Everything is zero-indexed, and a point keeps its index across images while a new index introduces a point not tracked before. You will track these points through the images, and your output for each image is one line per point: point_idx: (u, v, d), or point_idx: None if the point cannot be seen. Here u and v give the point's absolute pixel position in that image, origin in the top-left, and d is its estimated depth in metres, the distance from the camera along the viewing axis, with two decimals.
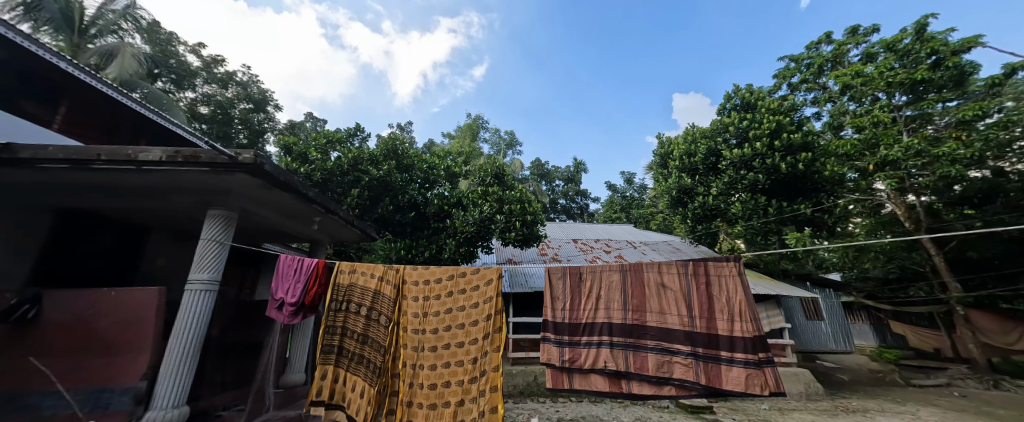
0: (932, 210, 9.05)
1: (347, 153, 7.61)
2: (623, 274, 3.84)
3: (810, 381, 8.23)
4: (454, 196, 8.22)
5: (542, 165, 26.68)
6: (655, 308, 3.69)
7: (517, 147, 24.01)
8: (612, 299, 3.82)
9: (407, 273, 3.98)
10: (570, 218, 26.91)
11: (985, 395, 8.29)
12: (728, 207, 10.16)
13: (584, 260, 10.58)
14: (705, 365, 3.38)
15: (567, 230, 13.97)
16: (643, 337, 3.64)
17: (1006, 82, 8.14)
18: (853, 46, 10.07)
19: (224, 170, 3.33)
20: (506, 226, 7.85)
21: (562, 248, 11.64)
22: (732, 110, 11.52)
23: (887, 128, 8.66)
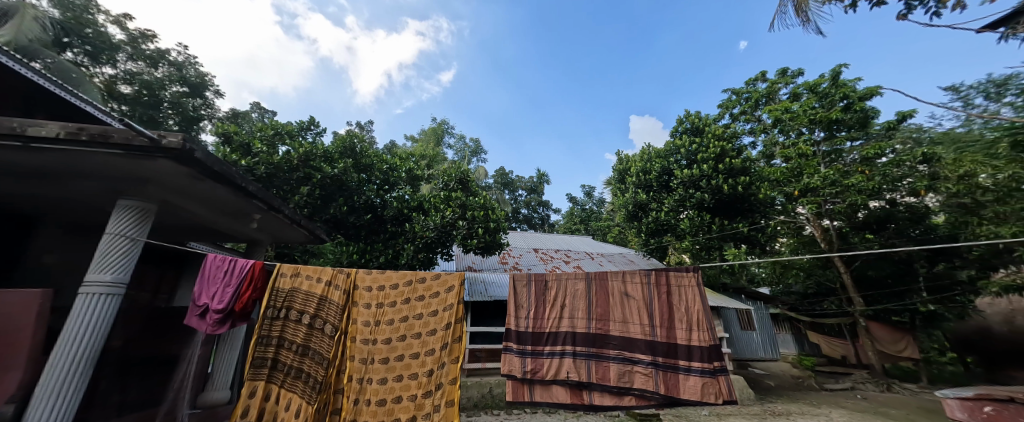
0: (841, 233, 10.37)
1: (298, 149, 7.25)
2: (588, 283, 4.00)
3: (742, 388, 8.93)
4: (415, 200, 8.09)
5: (506, 175, 26.98)
6: (619, 318, 3.86)
7: (482, 155, 24.10)
8: (576, 308, 3.99)
9: (359, 279, 3.89)
10: (531, 228, 27.29)
11: (882, 397, 9.48)
12: (677, 223, 10.98)
13: (543, 270, 10.80)
14: (664, 374, 3.59)
15: (528, 239, 14.17)
16: (606, 346, 3.81)
17: (898, 127, 9.57)
18: (783, 86, 11.32)
19: (143, 154, 3.06)
20: (468, 233, 7.87)
21: (523, 257, 11.79)
22: (683, 134, 12.42)
23: (809, 159, 9.85)
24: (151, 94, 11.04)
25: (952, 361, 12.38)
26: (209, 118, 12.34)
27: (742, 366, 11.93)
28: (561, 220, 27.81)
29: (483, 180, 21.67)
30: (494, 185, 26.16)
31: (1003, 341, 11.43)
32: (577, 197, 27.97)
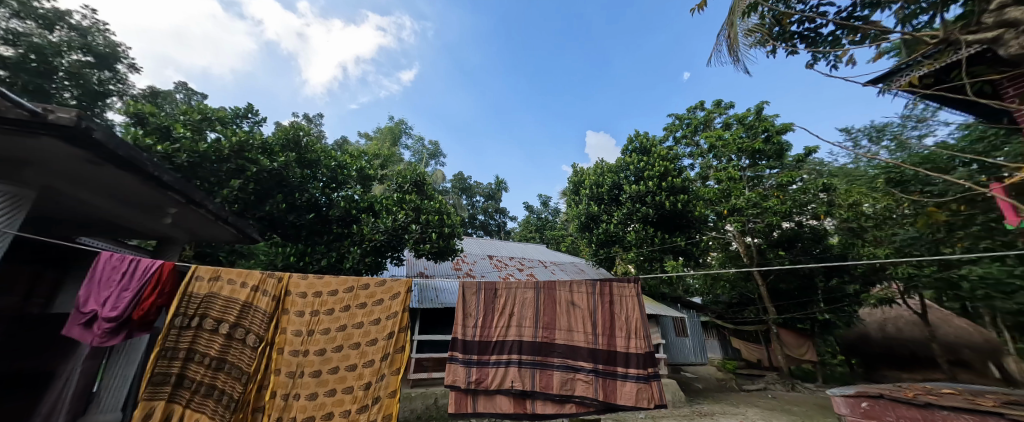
0: (760, 249, 11.62)
1: (229, 136, 6.68)
2: (537, 292, 4.17)
3: (675, 391, 9.58)
4: (364, 201, 7.80)
5: (464, 179, 26.86)
6: (564, 326, 4.05)
7: (440, 158, 23.83)
8: (523, 316, 4.11)
9: (292, 284, 3.72)
10: (488, 234, 27.32)
11: (788, 396, 10.69)
12: (625, 235, 11.70)
13: (497, 277, 10.88)
14: (604, 380, 3.77)
15: (483, 246, 14.18)
16: (550, 354, 3.96)
17: (804, 159, 11.00)
18: (718, 116, 12.53)
19: (21, 128, 2.73)
20: (421, 237, 7.72)
21: (477, 264, 11.79)
22: (632, 152, 13.26)
23: (736, 182, 10.99)
24: (42, 61, 7.85)
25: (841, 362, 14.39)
26: (122, 95, 9.35)
27: (676, 370, 12.83)
28: (518, 228, 28.17)
29: (440, 185, 21.40)
30: (452, 189, 25.91)
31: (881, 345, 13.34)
32: (534, 206, 28.54)
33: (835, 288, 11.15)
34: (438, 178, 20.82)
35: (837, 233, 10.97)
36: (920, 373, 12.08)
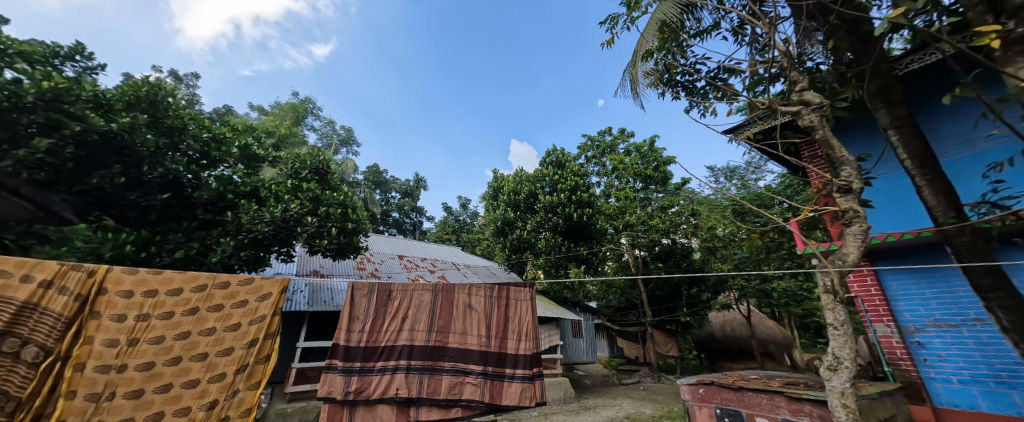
0: (644, 261, 13.01)
1: (36, 77, 5.01)
2: (434, 295, 4.20)
3: (567, 388, 10.38)
4: (248, 185, 6.81)
5: (379, 173, 25.37)
6: (459, 330, 4.16)
7: (353, 147, 22.16)
8: (417, 320, 4.08)
9: (135, 285, 3.32)
10: (401, 232, 26.14)
11: (655, 386, 12.46)
12: (536, 242, 12.42)
13: (404, 278, 10.50)
14: (492, 382, 4.02)
15: (393, 245, 13.53)
16: (442, 358, 4.01)
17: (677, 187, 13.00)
18: (621, 142, 14.10)
19: None
20: (317, 232, 7.07)
21: (384, 264, 11.24)
22: (548, 165, 14.11)
23: (630, 201, 12.49)
24: None
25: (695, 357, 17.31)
26: None
27: (569, 368, 13.94)
28: (433, 229, 27.56)
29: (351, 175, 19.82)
30: (365, 183, 24.20)
31: (718, 341, 15.84)
32: (452, 207, 28.28)
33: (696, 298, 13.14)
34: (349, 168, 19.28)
35: (701, 250, 13.17)
36: (741, 363, 15.00)
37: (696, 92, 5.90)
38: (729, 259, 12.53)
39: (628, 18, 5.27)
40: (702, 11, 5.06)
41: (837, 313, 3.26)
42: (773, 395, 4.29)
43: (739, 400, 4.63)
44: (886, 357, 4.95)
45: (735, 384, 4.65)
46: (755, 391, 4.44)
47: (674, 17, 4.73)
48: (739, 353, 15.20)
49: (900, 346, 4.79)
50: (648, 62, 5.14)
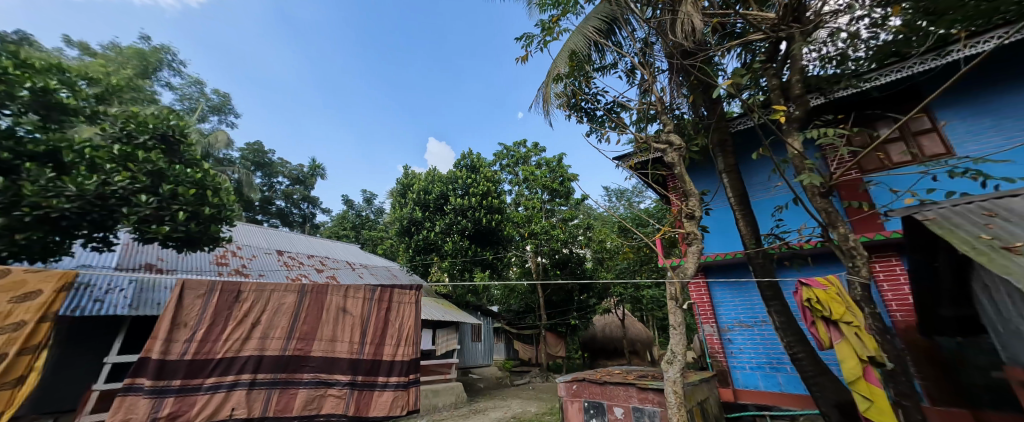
0: (545, 268, 13.77)
1: None
2: (299, 297, 3.98)
3: (459, 393, 10.37)
4: (41, 143, 4.38)
5: (263, 153, 22.09)
6: (326, 337, 4.00)
7: (228, 117, 18.93)
8: (271, 328, 3.80)
9: None
10: (286, 225, 23.18)
11: (543, 386, 13.27)
12: (443, 244, 12.24)
13: (281, 277, 9.14)
14: (359, 393, 3.94)
15: (273, 239, 11.79)
16: (299, 370, 3.81)
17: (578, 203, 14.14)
18: (534, 155, 14.84)
19: None
20: (155, 215, 4.90)
21: (256, 260, 9.70)
22: (462, 168, 14.09)
23: (537, 211, 13.23)
24: None
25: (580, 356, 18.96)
26: None
27: (464, 373, 13.98)
28: (330, 223, 25.04)
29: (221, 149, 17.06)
30: (243, 164, 20.79)
31: (599, 341, 17.51)
32: (353, 201, 26.09)
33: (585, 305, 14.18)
34: (220, 143, 16.56)
35: (592, 260, 14.34)
36: (614, 360, 17.00)
37: (596, 119, 6.58)
38: (613, 269, 14.14)
39: (542, 39, 5.64)
40: (604, 48, 5.70)
41: (677, 315, 3.92)
42: (627, 387, 4.86)
43: (601, 393, 5.12)
44: (710, 351, 6.30)
45: (600, 378, 5.13)
46: (615, 384, 4.96)
47: (583, 48, 5.25)
48: (614, 351, 17.20)
49: (718, 342, 6.18)
50: (558, 85, 5.58)
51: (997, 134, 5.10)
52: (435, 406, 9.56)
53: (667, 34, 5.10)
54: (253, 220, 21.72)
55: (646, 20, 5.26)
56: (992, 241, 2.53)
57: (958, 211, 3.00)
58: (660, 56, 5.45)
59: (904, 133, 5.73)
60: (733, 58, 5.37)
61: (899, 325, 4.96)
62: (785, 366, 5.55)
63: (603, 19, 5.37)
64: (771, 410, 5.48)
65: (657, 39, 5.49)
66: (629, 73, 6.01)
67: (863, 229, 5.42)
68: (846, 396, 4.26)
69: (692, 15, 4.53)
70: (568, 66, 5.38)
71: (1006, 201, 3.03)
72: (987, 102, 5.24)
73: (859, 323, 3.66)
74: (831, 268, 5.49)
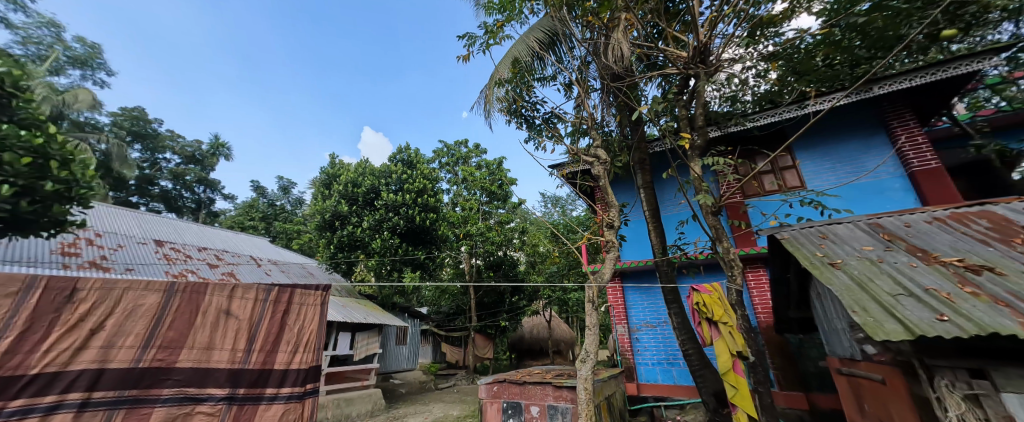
0: (478, 270, 13.77)
1: None
2: (164, 298, 3.56)
3: (377, 400, 9.92)
4: None
5: (140, 120, 18.94)
6: (200, 344, 3.63)
7: (96, 73, 16.08)
8: (121, 335, 3.32)
9: None
10: (168, 208, 20.45)
11: (468, 388, 13.23)
12: (370, 241, 11.64)
13: (160, 274, 7.06)
14: (239, 408, 3.65)
15: (147, 226, 9.18)
16: (159, 385, 3.38)
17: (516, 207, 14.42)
18: (475, 156, 14.84)
19: None
20: None
21: (123, 250, 7.33)
22: (397, 162, 13.57)
23: (474, 212, 13.24)
24: None
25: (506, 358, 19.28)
26: None
27: (385, 378, 13.38)
28: (232, 212, 22.36)
29: (82, 110, 14.52)
30: (112, 132, 17.52)
31: (527, 342, 17.94)
32: (266, 188, 23.59)
33: (515, 307, 14.38)
34: (83, 103, 14.10)
35: (525, 263, 14.72)
36: (539, 361, 17.83)
37: (534, 127, 6.80)
38: (543, 272, 14.71)
39: (485, 42, 5.70)
40: (544, 60, 5.93)
41: (593, 316, 4.20)
42: (544, 386, 5.09)
43: (520, 393, 5.25)
44: (620, 350, 6.85)
45: (519, 379, 5.27)
46: (532, 383, 5.14)
47: (524, 56, 5.48)
48: (540, 352, 17.84)
49: (628, 341, 6.75)
50: (500, 89, 5.71)
51: (834, 174, 6.39)
52: (349, 415, 8.95)
53: (600, 56, 5.50)
54: (126, 202, 18.61)
55: (583, 40, 5.62)
56: (824, 258, 3.25)
57: (803, 234, 3.80)
58: (593, 75, 5.84)
59: (774, 167, 6.79)
60: (655, 86, 5.97)
61: (761, 324, 5.91)
62: (678, 361, 6.31)
63: (544, 32, 5.68)
64: (666, 400, 6.20)
65: (591, 59, 5.86)
66: (566, 87, 6.33)
67: (742, 244, 6.34)
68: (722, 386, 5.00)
69: (621, 42, 5.02)
70: (510, 72, 5.57)
71: (832, 227, 3.87)
72: (828, 148, 6.55)
73: (732, 323, 4.29)
74: (717, 276, 6.38)
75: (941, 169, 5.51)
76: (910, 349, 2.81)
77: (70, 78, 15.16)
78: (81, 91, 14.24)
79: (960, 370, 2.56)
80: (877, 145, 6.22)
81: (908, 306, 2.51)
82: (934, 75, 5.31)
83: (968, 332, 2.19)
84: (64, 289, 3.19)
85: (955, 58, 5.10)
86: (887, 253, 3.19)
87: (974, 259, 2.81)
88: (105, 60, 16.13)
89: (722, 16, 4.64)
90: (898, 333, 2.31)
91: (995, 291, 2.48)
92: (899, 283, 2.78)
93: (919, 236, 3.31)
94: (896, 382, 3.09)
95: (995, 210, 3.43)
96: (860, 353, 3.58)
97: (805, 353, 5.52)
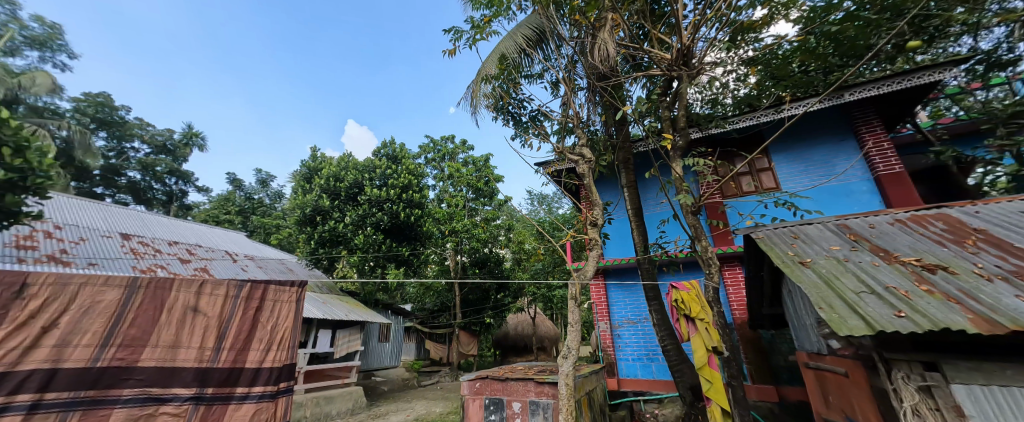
0: (464, 267, 13.79)
1: None
2: (125, 294, 3.45)
3: (358, 397, 9.80)
4: None
5: (106, 106, 18.06)
6: (164, 342, 3.51)
7: (58, 56, 15.25)
8: (77, 333, 3.20)
9: None
10: (136, 200, 19.59)
11: (450, 385, 13.21)
12: (353, 237, 11.44)
13: (126, 268, 6.78)
14: (207, 408, 3.56)
15: (113, 218, 8.79)
16: (119, 385, 3.26)
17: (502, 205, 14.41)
18: (461, 152, 14.75)
19: None
20: None
21: (86, 243, 7.02)
22: (382, 157, 13.39)
23: (460, 209, 13.20)
24: None
25: (489, 354, 19.32)
26: None
27: (366, 375, 13.22)
28: (206, 205, 21.60)
29: (42, 94, 13.79)
30: (74, 118, 16.66)
31: (511, 339, 17.99)
32: (243, 181, 22.88)
33: (501, 304, 14.34)
34: (42, 87, 13.43)
35: (510, 260, 14.84)
36: (522, 358, 17.91)
37: (521, 124, 6.81)
38: (529, 269, 14.83)
39: (472, 37, 5.65)
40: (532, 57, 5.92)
41: (575, 313, 4.26)
42: (526, 382, 5.14)
43: (502, 389, 5.28)
44: (601, 346, 6.93)
45: (502, 375, 5.30)
46: (515, 380, 5.18)
47: (512, 53, 5.44)
48: (523, 349, 17.93)
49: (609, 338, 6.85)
50: (487, 85, 5.68)
51: (807, 176, 6.62)
52: (329, 414, 8.80)
53: (587, 55, 5.55)
54: (90, 192, 17.74)
55: (570, 38, 5.65)
56: (794, 257, 3.38)
57: (776, 233, 3.94)
58: (580, 74, 5.88)
59: (752, 169, 6.99)
60: (639, 87, 6.06)
61: (736, 320, 6.10)
62: (657, 356, 6.45)
63: (532, 28, 5.64)
64: (645, 395, 6.31)
65: (579, 58, 5.89)
66: (553, 85, 6.36)
67: (720, 243, 6.50)
68: (697, 380, 5.17)
69: (606, 43, 5.06)
70: (498, 69, 5.56)
71: (803, 227, 4.02)
72: (802, 152, 6.78)
73: (708, 319, 4.37)
74: (696, 274, 6.55)
75: (904, 174, 5.78)
76: (871, 343, 2.97)
77: (27, 60, 14.36)
78: (41, 73, 13.47)
79: (915, 363, 2.70)
80: (847, 149, 6.48)
81: (869, 303, 2.64)
82: (900, 83, 5.55)
83: (922, 327, 2.31)
84: (13, 284, 3.07)
85: (920, 69, 5.36)
86: (852, 252, 3.34)
87: (930, 258, 2.97)
88: (66, 42, 15.29)
89: (705, 20, 4.74)
90: (860, 329, 2.42)
91: (948, 289, 2.62)
92: (862, 281, 2.92)
93: (881, 237, 3.47)
94: (857, 374, 3.25)
95: (950, 212, 3.62)
96: (826, 347, 3.75)
97: (776, 348, 5.79)
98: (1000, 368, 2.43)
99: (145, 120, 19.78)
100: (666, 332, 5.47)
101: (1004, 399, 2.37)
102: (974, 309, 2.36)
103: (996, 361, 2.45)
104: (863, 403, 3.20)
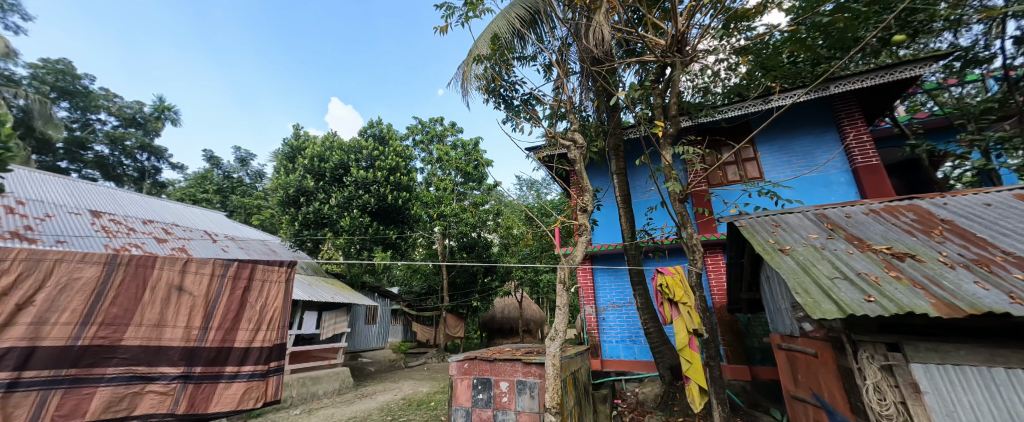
0: (451, 251, 13.64)
1: None
2: (107, 271, 3.35)
3: (344, 378, 9.85)
4: None
5: (67, 73, 17.07)
6: (150, 321, 3.45)
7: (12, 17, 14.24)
8: (56, 310, 3.10)
9: None
10: (106, 177, 18.79)
11: (437, 366, 13.36)
12: (338, 219, 11.28)
13: (98, 246, 6.54)
14: (195, 388, 3.55)
15: (81, 195, 8.43)
16: (99, 366, 3.18)
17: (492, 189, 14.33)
18: (450, 134, 14.53)
19: None
20: None
21: (48, 220, 6.67)
22: (369, 137, 13.19)
23: (448, 193, 12.93)
24: None
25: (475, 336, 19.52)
26: None
27: (352, 357, 13.29)
28: (182, 183, 20.95)
29: None
30: (32, 85, 15.70)
31: (498, 322, 18.28)
32: (221, 159, 22.16)
33: (487, 287, 14.60)
34: None
35: (498, 245, 14.91)
36: (509, 340, 18.19)
37: (512, 108, 6.74)
38: (517, 254, 14.92)
39: (465, 14, 5.49)
40: (525, 38, 5.85)
41: (563, 296, 4.33)
42: (514, 362, 5.24)
43: (490, 369, 5.37)
44: (586, 328, 7.09)
45: (489, 356, 5.37)
46: (503, 360, 5.27)
47: (505, 33, 5.36)
48: (510, 331, 18.29)
49: (595, 320, 6.99)
50: (478, 66, 5.59)
51: (789, 167, 6.78)
52: (315, 394, 8.84)
53: (581, 38, 5.46)
54: (53, 167, 16.94)
55: (565, 20, 5.55)
56: (774, 244, 3.51)
57: (759, 221, 4.07)
58: (573, 58, 5.77)
59: (738, 158, 7.15)
60: (633, 73, 6.02)
61: (716, 304, 6.29)
62: (640, 338, 6.69)
63: (526, 8, 5.58)
64: (626, 375, 6.56)
65: (572, 40, 5.78)
66: (546, 68, 6.26)
67: (704, 230, 6.65)
68: (677, 361, 5.45)
69: (601, 25, 4.96)
70: (490, 49, 5.48)
71: (784, 216, 4.16)
72: (786, 143, 6.92)
73: (690, 303, 4.50)
74: (680, 260, 6.72)
75: (881, 166, 6.01)
76: (840, 326, 3.12)
77: None
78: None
79: (880, 344, 2.84)
80: (828, 141, 6.65)
81: (842, 289, 2.77)
82: (882, 77, 5.67)
83: (889, 311, 2.44)
84: None
85: (903, 63, 5.46)
86: (828, 240, 3.47)
87: (902, 248, 3.11)
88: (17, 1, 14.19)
89: (700, 5, 4.64)
90: (832, 312, 2.54)
91: (914, 275, 2.76)
92: (836, 267, 3.05)
93: (857, 226, 3.62)
94: (825, 354, 3.46)
95: (921, 204, 3.78)
96: (799, 329, 3.95)
97: (752, 331, 6.06)
98: (954, 349, 2.59)
99: (111, 91, 18.73)
100: (649, 315, 5.66)
101: (956, 376, 2.55)
102: (937, 294, 2.50)
103: (953, 342, 2.60)
104: (830, 380, 3.41)
